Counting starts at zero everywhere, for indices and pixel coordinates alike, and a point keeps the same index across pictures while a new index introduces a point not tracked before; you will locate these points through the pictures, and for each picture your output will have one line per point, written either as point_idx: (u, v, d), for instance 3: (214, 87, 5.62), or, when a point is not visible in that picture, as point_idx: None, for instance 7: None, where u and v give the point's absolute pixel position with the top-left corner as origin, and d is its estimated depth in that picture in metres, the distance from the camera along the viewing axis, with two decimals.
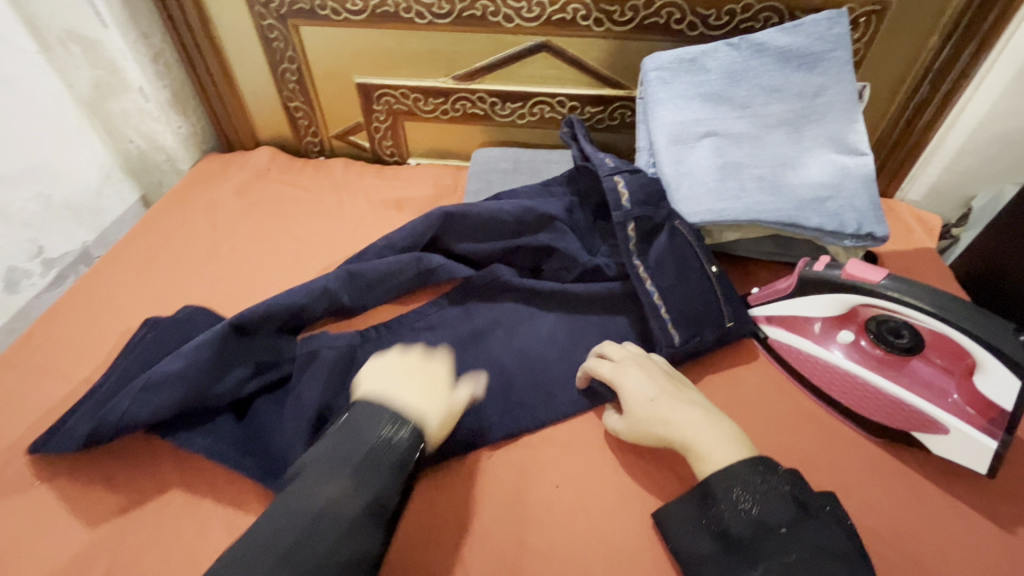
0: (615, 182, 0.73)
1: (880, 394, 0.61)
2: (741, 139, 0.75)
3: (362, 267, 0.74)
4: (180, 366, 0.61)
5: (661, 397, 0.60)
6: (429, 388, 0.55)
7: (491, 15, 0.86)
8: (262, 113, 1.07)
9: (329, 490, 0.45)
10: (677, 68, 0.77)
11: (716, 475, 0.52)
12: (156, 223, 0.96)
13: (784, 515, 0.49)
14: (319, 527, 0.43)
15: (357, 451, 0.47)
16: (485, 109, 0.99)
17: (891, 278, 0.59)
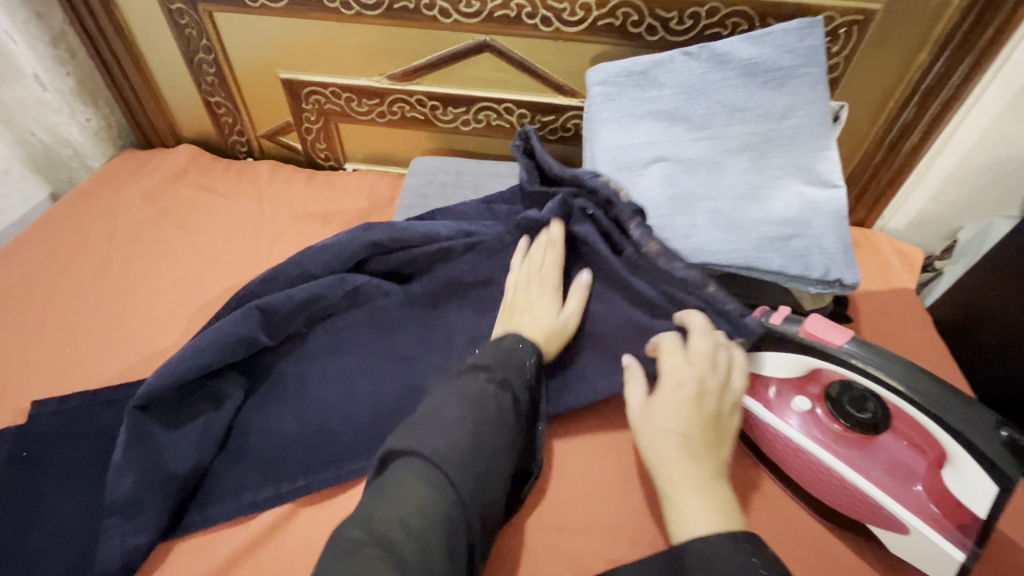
0: (602, 186, 0.63)
1: (832, 477, 0.51)
2: (696, 165, 0.66)
3: (272, 299, 0.63)
4: (132, 478, 0.52)
5: (688, 447, 0.48)
6: (539, 308, 0.60)
7: (425, 8, 0.75)
8: (182, 107, 0.96)
9: (486, 388, 0.49)
10: (626, 81, 0.68)
11: (688, 550, 0.43)
12: (50, 229, 0.85)
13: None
14: (487, 426, 0.47)
15: (507, 372, 0.52)
16: (426, 113, 0.89)
17: (857, 343, 0.50)
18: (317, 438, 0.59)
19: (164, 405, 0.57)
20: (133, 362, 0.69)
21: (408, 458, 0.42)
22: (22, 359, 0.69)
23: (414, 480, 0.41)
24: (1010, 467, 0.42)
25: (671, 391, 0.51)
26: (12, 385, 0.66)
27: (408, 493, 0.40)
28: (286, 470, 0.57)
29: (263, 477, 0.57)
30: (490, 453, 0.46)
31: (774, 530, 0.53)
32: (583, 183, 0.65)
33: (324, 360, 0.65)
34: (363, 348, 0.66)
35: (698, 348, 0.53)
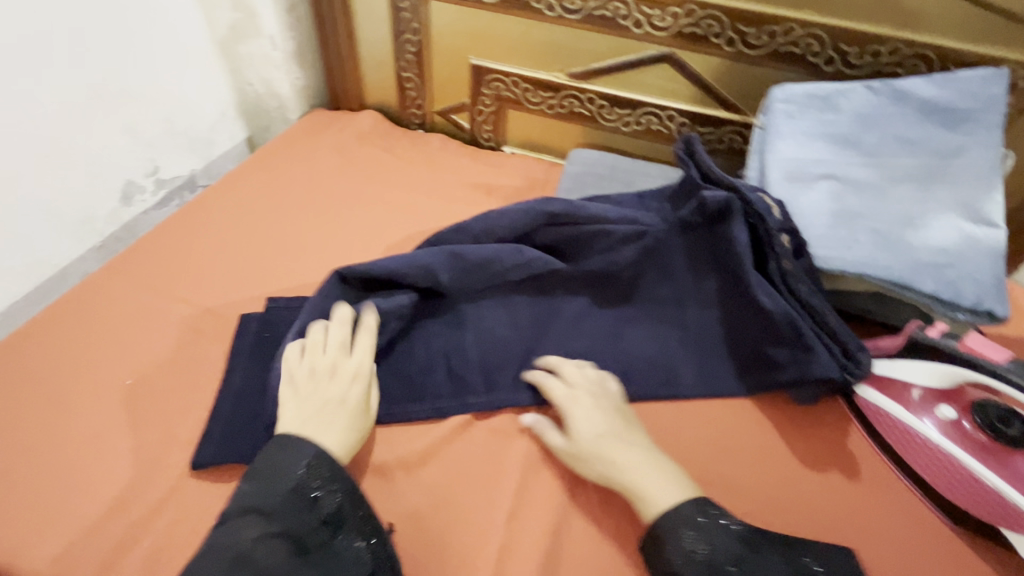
0: (762, 199, 0.68)
1: (973, 480, 0.57)
2: (862, 188, 0.71)
3: (466, 249, 0.73)
4: None
5: (599, 439, 0.60)
6: (333, 413, 0.59)
7: (621, 18, 0.85)
8: (375, 78, 1.10)
9: (279, 489, 0.51)
10: (807, 103, 0.74)
11: (661, 518, 0.54)
12: (262, 164, 1.01)
13: (733, 554, 0.52)
14: (281, 529, 0.49)
15: (275, 472, 0.53)
16: (591, 111, 0.98)
17: (1015, 363, 0.57)
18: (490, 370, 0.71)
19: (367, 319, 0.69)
20: None
21: (235, 535, 0.48)
22: (248, 263, 0.83)
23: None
24: None
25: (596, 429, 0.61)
26: (242, 283, 0.80)
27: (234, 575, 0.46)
28: (469, 387, 0.69)
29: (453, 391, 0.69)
30: (278, 555, 0.48)
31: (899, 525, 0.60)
32: (742, 196, 0.69)
33: (496, 308, 0.76)
34: (526, 307, 0.76)
35: (576, 381, 0.67)
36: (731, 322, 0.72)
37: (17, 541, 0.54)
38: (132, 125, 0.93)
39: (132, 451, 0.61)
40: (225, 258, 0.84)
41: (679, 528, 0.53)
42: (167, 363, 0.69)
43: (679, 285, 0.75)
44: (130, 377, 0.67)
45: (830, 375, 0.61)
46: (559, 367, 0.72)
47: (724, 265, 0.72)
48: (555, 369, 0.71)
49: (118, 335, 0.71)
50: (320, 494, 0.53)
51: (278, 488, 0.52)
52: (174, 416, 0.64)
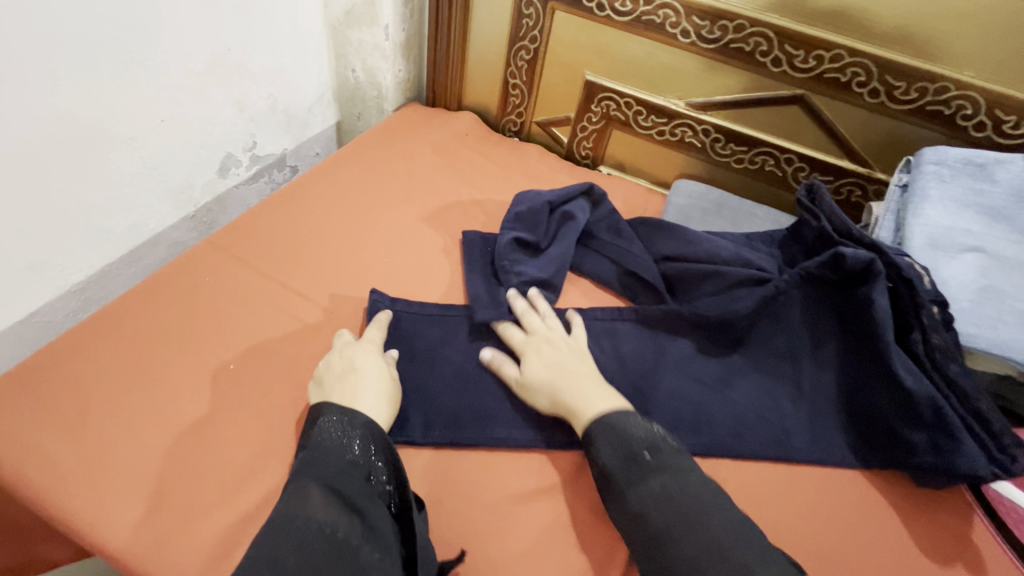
0: (909, 262, 0.65)
1: None
2: (1013, 265, 0.67)
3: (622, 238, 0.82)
4: (451, 401, 0.65)
5: (552, 371, 0.63)
6: (380, 386, 0.61)
7: (760, 54, 0.82)
8: (479, 80, 1.09)
9: (345, 463, 0.52)
10: (961, 169, 0.71)
11: (596, 424, 0.57)
12: (360, 153, 0.99)
13: (647, 445, 0.54)
14: (335, 492, 0.50)
15: (329, 443, 0.54)
16: (704, 143, 0.95)
17: None
18: None
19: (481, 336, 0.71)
20: (433, 286, 0.79)
21: (298, 506, 0.48)
22: (347, 254, 0.81)
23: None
24: None
25: (538, 360, 0.65)
26: (342, 275, 0.78)
27: (295, 533, 0.46)
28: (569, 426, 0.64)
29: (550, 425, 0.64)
30: (334, 522, 0.48)
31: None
32: (887, 254, 0.66)
33: (600, 337, 0.74)
34: (632, 338, 0.74)
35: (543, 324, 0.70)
36: (854, 391, 0.68)
37: (128, 521, 0.53)
38: (242, 98, 0.92)
39: (243, 437, 0.59)
40: (324, 246, 0.82)
41: (612, 435, 0.55)
42: (270, 352, 0.67)
43: (796, 339, 0.71)
44: (233, 362, 0.65)
45: (978, 471, 0.57)
46: (666, 409, 0.68)
47: (847, 325, 0.69)
48: (661, 411, 0.68)
49: (224, 317, 0.70)
50: (383, 476, 0.53)
51: (343, 463, 0.52)
52: (279, 411, 0.62)
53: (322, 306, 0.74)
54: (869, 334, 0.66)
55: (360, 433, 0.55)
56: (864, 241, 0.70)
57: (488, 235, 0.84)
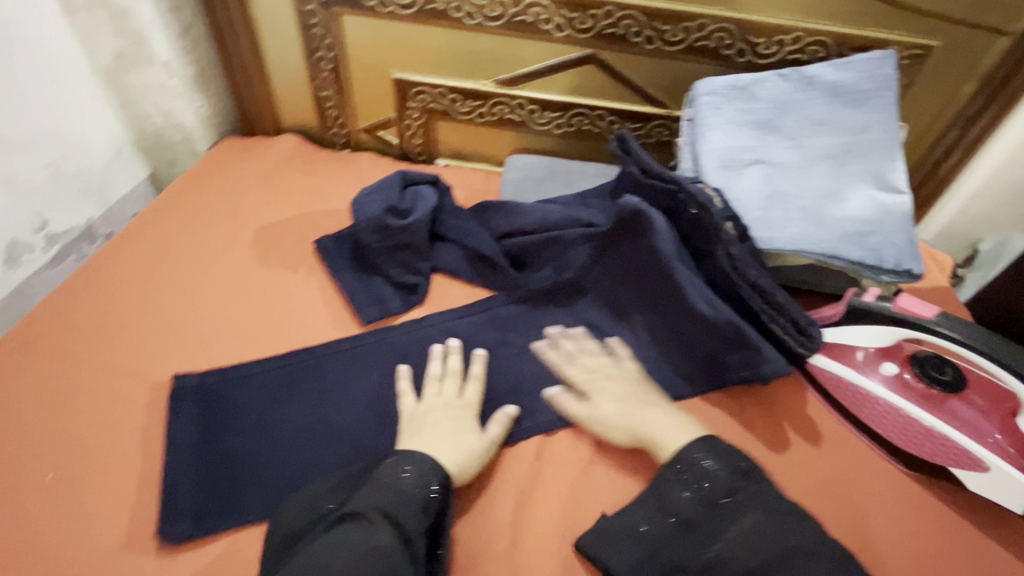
0: (701, 188, 0.72)
1: (923, 427, 0.62)
2: (786, 169, 0.76)
3: (463, 222, 0.82)
4: (302, 437, 0.65)
5: (624, 406, 0.64)
6: (460, 433, 0.62)
7: (542, 22, 0.85)
8: (290, 100, 1.04)
9: (393, 491, 0.53)
10: (729, 95, 0.77)
11: (671, 459, 0.58)
12: (176, 202, 0.91)
13: (724, 487, 0.56)
14: (392, 520, 0.51)
15: (388, 478, 0.55)
16: (522, 116, 0.98)
17: (943, 316, 0.61)
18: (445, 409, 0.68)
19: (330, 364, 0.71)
20: (276, 325, 0.75)
21: (348, 532, 0.50)
22: (175, 316, 0.75)
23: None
24: None
25: (613, 401, 0.65)
26: (174, 340, 0.73)
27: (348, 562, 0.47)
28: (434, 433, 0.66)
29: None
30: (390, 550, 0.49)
31: (875, 487, 0.63)
32: (683, 187, 0.72)
33: (444, 341, 0.74)
34: (471, 335, 0.76)
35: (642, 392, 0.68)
36: (675, 325, 0.72)
37: None
38: (9, 175, 0.82)
39: (82, 547, 0.56)
40: (148, 314, 0.76)
41: (687, 470, 0.57)
42: (94, 446, 0.62)
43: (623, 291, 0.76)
44: (50, 472, 0.60)
45: (781, 369, 0.65)
46: (507, 388, 0.70)
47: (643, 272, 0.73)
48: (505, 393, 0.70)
49: (37, 424, 0.64)
50: (434, 506, 0.55)
51: (406, 495, 0.53)
52: (118, 506, 0.58)
53: (155, 378, 0.68)
54: (660, 274, 0.71)
55: (422, 464, 0.56)
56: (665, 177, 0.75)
57: (332, 252, 0.82)
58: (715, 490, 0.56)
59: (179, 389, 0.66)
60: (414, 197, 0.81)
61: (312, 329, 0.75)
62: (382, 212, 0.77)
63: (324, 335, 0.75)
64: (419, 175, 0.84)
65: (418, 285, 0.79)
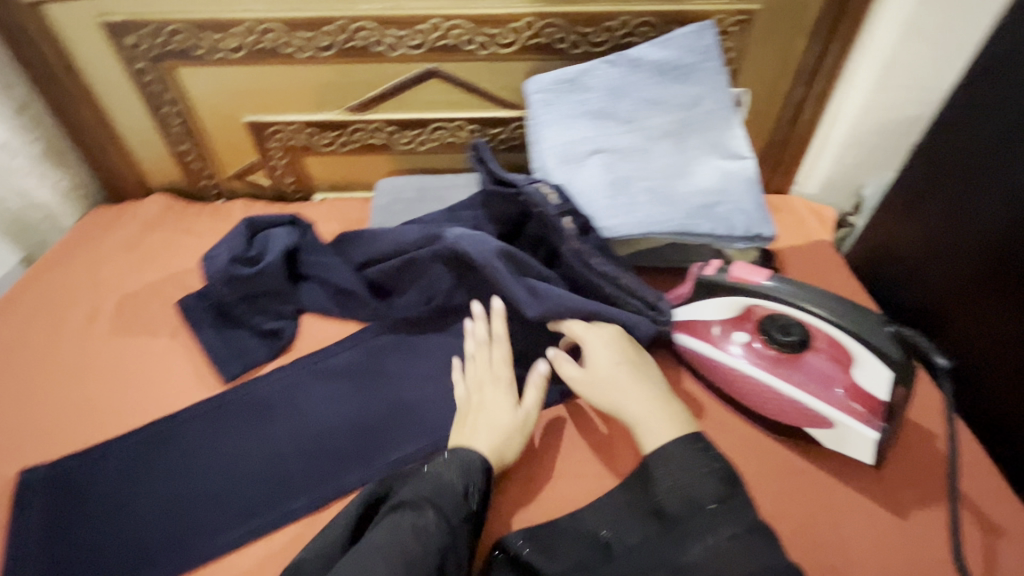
0: (537, 188, 0.72)
1: (773, 391, 0.62)
2: (627, 154, 0.76)
3: (321, 258, 0.80)
4: (158, 516, 0.61)
5: (617, 370, 0.63)
6: (497, 408, 0.64)
7: (374, 45, 0.84)
8: (151, 160, 1.01)
9: (439, 486, 0.55)
10: (558, 90, 0.77)
11: (654, 456, 0.57)
12: (36, 284, 0.88)
13: (711, 493, 0.52)
14: (439, 513, 0.53)
15: (435, 475, 0.56)
16: (385, 139, 0.97)
17: (776, 279, 0.60)
18: (305, 459, 0.64)
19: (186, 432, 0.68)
20: (136, 397, 0.72)
21: (400, 522, 0.51)
22: (28, 408, 0.72)
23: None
24: (894, 354, 0.53)
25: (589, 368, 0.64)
26: (26, 432, 0.69)
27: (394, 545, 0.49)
28: (292, 487, 0.62)
29: (274, 491, 0.62)
30: (437, 545, 0.50)
31: (743, 458, 0.63)
32: (522, 191, 0.73)
33: (310, 383, 0.71)
34: (336, 374, 0.72)
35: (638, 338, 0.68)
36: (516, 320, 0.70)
37: None
38: None
39: None
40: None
41: (671, 469, 0.55)
42: None
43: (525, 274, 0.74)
44: None
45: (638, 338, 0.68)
46: (371, 422, 0.67)
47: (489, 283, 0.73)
48: (369, 428, 0.67)
49: None
50: (475, 499, 0.56)
51: (450, 489, 0.55)
52: None
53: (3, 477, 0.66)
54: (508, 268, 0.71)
55: (465, 460, 0.57)
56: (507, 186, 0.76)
57: (193, 311, 0.79)
58: (698, 493, 0.53)
59: (26, 485, 0.63)
60: (266, 240, 0.79)
61: (173, 395, 0.72)
62: (228, 262, 0.75)
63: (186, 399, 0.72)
64: (273, 218, 0.82)
65: (282, 330, 0.77)
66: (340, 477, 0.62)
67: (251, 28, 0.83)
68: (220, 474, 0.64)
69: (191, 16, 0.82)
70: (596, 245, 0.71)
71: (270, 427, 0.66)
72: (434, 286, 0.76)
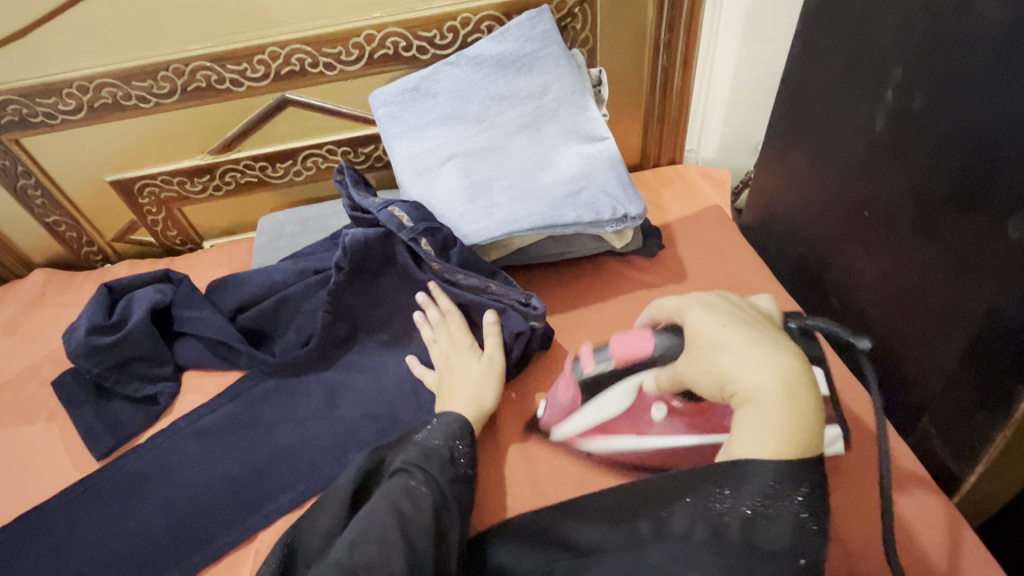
0: (390, 212, 0.70)
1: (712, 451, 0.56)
2: (484, 154, 0.74)
3: (191, 311, 0.77)
4: None
5: (743, 332, 0.43)
6: (467, 368, 0.66)
7: (217, 83, 0.81)
8: (23, 237, 0.97)
9: (423, 451, 0.55)
10: (403, 100, 0.76)
11: (743, 467, 0.40)
12: None
13: (780, 544, 0.39)
14: (430, 478, 0.53)
15: (425, 439, 0.57)
16: (258, 175, 0.94)
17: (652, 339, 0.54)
18: (181, 529, 0.63)
19: (62, 520, 0.65)
20: (11, 491, 0.69)
21: (402, 484, 0.52)
22: None
23: (378, 549, 0.46)
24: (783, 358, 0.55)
25: (717, 318, 0.46)
26: None
27: (393, 508, 0.50)
28: (165, 559, 0.61)
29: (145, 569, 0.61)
30: (430, 505, 0.51)
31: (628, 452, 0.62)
32: (377, 219, 0.71)
33: (189, 445, 0.69)
34: (215, 431, 0.70)
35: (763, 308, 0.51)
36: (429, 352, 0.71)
37: None
38: None
39: None
40: None
41: (755, 501, 0.40)
42: None
43: (421, 286, 0.72)
44: None
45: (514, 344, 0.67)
46: (248, 477, 0.66)
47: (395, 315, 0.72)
48: (245, 482, 0.66)
49: None
50: (462, 459, 0.57)
51: (439, 451, 0.56)
52: None
53: None
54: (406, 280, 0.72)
55: (454, 425, 0.59)
56: (366, 220, 0.73)
57: (67, 389, 0.76)
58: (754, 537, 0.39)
59: None
60: (129, 303, 0.76)
61: (49, 483, 0.69)
62: (87, 334, 0.72)
63: (62, 483, 0.69)
64: (138, 278, 0.79)
65: (159, 394, 0.74)
66: (215, 540, 0.62)
67: (85, 86, 0.79)
68: (97, 559, 0.62)
69: (20, 84, 0.78)
70: (460, 260, 0.69)
71: (146, 502, 0.65)
72: (308, 321, 0.74)
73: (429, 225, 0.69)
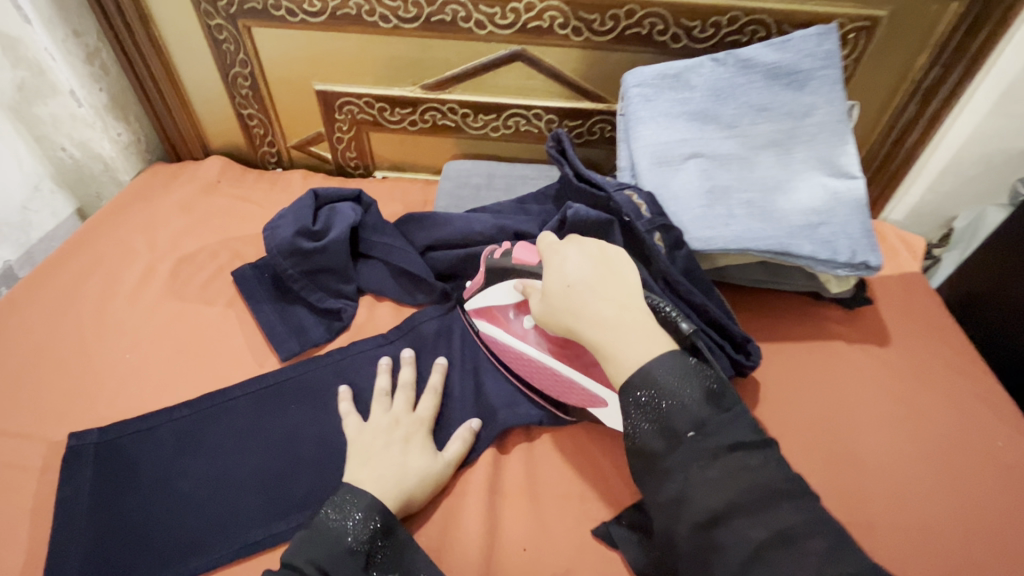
0: (627, 196, 0.68)
1: (562, 377, 0.61)
2: (729, 161, 0.70)
3: (385, 238, 0.76)
4: (208, 494, 0.60)
5: (592, 284, 0.55)
6: (409, 455, 0.58)
7: (462, 20, 0.80)
8: (213, 121, 0.98)
9: (319, 535, 0.51)
10: (660, 85, 0.74)
11: (641, 371, 0.50)
12: (93, 239, 0.86)
13: (695, 417, 0.47)
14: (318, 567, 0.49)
15: (323, 521, 0.52)
16: (456, 121, 0.93)
17: None
18: None
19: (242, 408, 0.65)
20: (190, 367, 0.70)
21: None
22: (82, 369, 0.70)
23: None
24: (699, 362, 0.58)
25: (568, 279, 0.55)
26: (82, 395, 0.68)
27: None
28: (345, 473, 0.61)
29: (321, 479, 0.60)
30: None
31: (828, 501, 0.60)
32: (609, 198, 0.69)
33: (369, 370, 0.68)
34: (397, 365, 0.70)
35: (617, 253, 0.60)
36: None
37: None
38: None
39: None
40: (49, 368, 0.70)
41: (663, 387, 0.49)
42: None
43: None
44: None
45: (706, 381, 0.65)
46: None
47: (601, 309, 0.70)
48: None
49: None
50: (377, 547, 0.52)
51: (339, 542, 0.50)
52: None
53: (51, 440, 0.64)
54: None
55: (355, 510, 0.52)
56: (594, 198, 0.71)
57: (251, 283, 0.76)
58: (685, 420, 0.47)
59: (74, 450, 0.62)
60: (330, 214, 0.76)
61: (226, 370, 0.69)
62: (293, 235, 0.72)
63: (241, 373, 0.69)
64: (339, 192, 0.79)
65: (342, 311, 0.74)
66: None
67: None
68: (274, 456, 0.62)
69: None
70: (681, 268, 0.67)
71: (326, 413, 0.65)
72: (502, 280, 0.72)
73: (666, 221, 0.67)
